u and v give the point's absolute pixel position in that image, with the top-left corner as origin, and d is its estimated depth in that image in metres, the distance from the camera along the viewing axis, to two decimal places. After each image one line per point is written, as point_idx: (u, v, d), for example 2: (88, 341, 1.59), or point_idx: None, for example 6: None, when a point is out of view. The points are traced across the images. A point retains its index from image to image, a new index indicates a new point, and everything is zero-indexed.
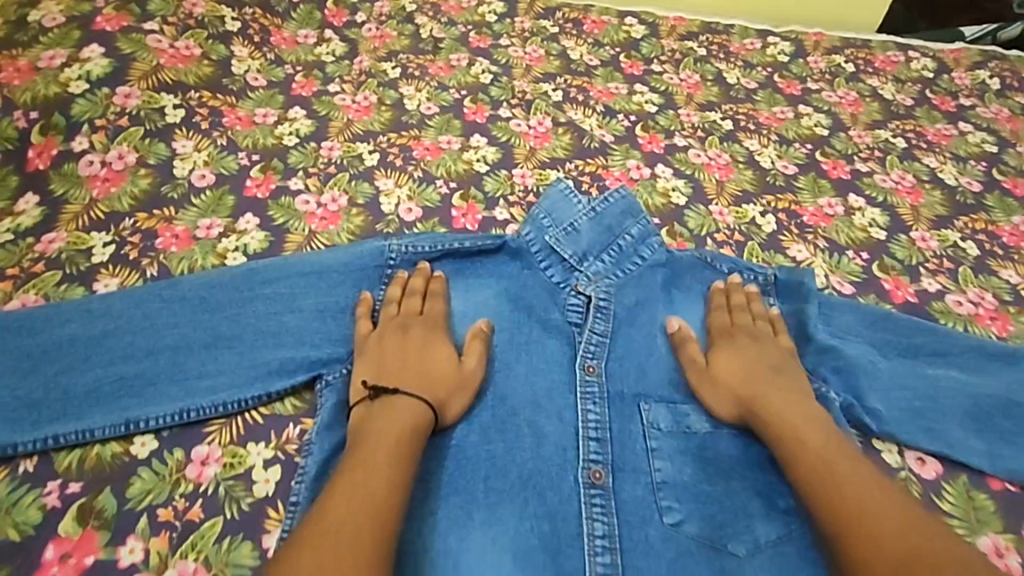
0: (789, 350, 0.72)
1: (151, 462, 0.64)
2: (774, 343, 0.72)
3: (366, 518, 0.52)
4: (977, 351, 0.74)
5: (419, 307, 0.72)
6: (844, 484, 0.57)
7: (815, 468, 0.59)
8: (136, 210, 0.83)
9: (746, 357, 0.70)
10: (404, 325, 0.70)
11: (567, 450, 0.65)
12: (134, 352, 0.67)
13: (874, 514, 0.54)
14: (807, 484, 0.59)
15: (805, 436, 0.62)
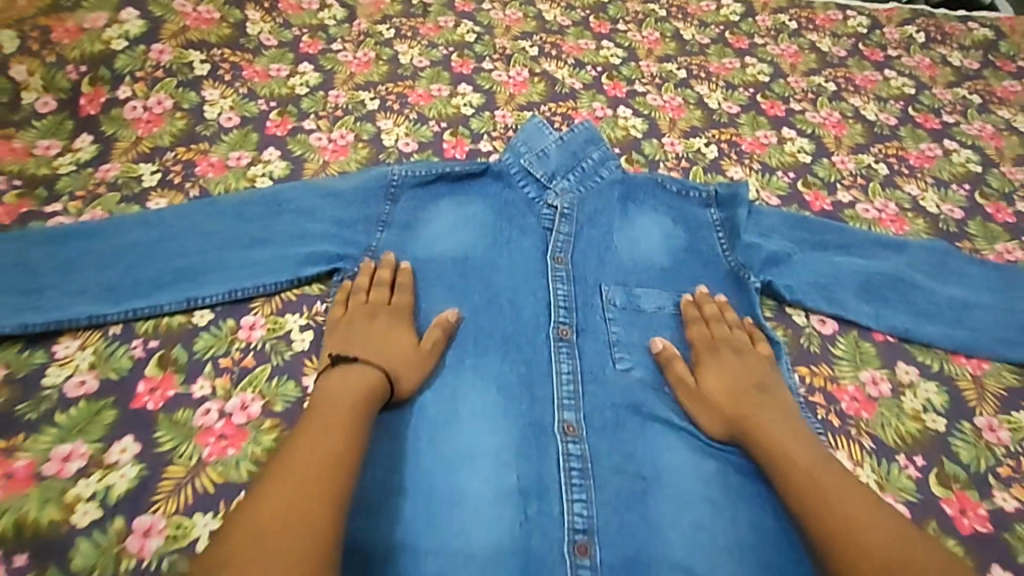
0: (766, 357, 0.77)
1: (210, 328, 0.78)
2: (753, 352, 0.77)
3: (310, 496, 0.54)
4: (872, 243, 0.91)
5: (387, 297, 0.79)
6: (832, 500, 0.59)
7: (802, 486, 0.61)
8: (175, 145, 0.97)
9: (722, 369, 0.74)
10: (372, 312, 0.77)
11: (540, 316, 0.81)
12: (188, 250, 0.82)
13: (861, 527, 0.56)
14: (795, 501, 0.61)
15: (791, 453, 0.64)
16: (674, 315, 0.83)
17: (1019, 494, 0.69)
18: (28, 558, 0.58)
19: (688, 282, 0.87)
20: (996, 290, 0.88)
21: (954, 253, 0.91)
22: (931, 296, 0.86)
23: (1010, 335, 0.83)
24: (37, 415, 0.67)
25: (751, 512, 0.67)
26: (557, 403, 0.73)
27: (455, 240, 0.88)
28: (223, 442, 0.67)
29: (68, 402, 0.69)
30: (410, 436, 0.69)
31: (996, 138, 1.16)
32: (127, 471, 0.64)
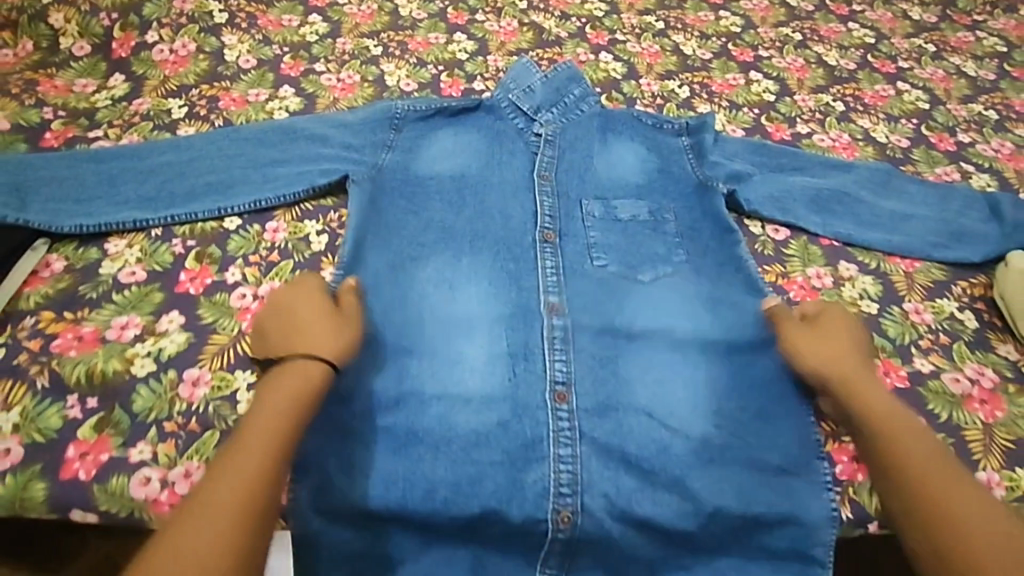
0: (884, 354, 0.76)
1: (238, 233, 0.87)
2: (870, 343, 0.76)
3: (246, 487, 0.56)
4: (822, 164, 1.03)
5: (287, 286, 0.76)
6: (932, 493, 0.63)
7: (913, 475, 0.64)
8: (200, 83, 1.08)
9: (824, 347, 0.75)
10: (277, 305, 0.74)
11: (528, 224, 0.92)
12: (217, 168, 0.93)
13: (958, 521, 0.60)
14: (898, 483, 0.65)
15: (901, 442, 0.66)
16: (645, 223, 0.93)
17: (935, 360, 0.80)
18: (98, 399, 0.70)
19: (659, 197, 0.97)
20: (932, 201, 0.99)
21: (896, 173, 1.02)
22: (872, 207, 0.98)
23: (941, 238, 0.95)
24: (97, 294, 0.78)
25: (706, 374, 0.78)
26: (541, 289, 0.84)
27: (453, 160, 0.99)
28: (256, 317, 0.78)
29: (121, 286, 0.80)
30: (413, 319, 0.81)
31: (946, 81, 1.27)
32: (176, 338, 0.75)
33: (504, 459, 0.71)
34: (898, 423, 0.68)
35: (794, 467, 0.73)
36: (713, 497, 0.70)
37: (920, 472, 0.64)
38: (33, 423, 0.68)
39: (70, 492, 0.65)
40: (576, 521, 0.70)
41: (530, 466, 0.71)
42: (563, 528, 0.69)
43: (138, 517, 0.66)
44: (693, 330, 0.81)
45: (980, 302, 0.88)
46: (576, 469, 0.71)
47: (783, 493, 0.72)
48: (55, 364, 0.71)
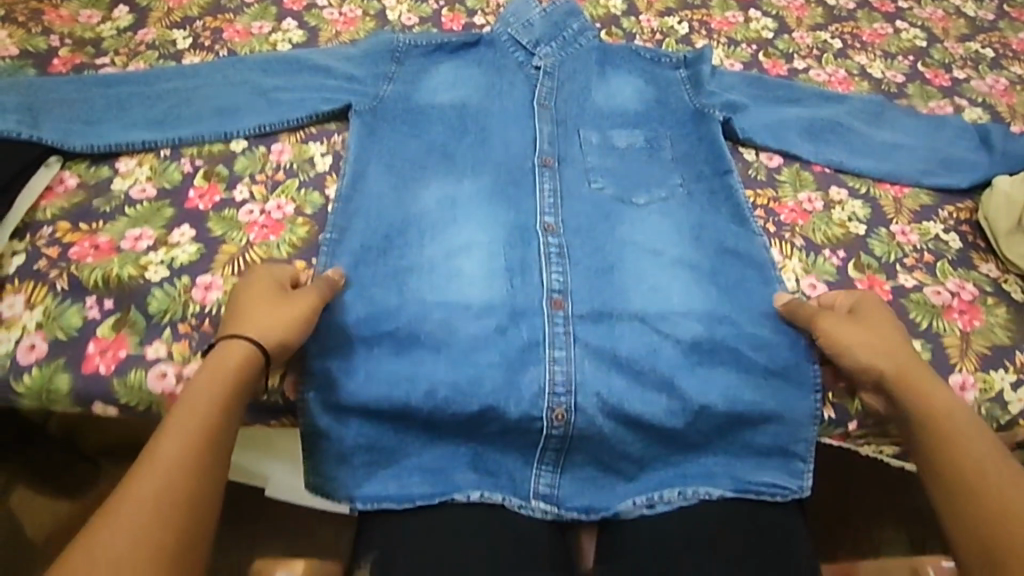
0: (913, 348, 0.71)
1: (244, 154, 0.90)
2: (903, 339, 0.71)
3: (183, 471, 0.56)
4: (818, 96, 1.04)
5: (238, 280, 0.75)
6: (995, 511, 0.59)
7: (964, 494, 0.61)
8: (203, 15, 1.09)
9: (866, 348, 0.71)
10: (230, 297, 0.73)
11: (527, 148, 0.92)
12: (222, 95, 0.94)
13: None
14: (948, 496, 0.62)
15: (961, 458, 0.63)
16: (641, 150, 0.95)
17: (918, 276, 0.84)
18: (114, 301, 0.73)
19: (654, 126, 0.99)
20: (925, 131, 1.01)
21: (890, 105, 1.04)
22: (865, 137, 0.99)
23: (932, 166, 0.97)
24: (110, 207, 0.82)
25: (695, 287, 0.82)
26: (538, 211, 0.85)
27: (455, 91, 0.99)
28: (265, 231, 0.81)
29: (134, 201, 0.83)
30: (414, 236, 0.82)
31: (944, 20, 1.27)
32: (188, 249, 0.78)
33: (503, 362, 0.74)
34: (956, 429, 0.64)
35: (781, 373, 0.77)
36: (701, 396, 0.74)
37: (991, 481, 0.61)
38: (55, 323, 0.72)
39: (90, 385, 0.69)
40: (570, 420, 0.73)
41: (528, 369, 0.74)
42: (558, 425, 0.73)
43: (156, 410, 0.71)
44: (684, 257, 0.84)
45: (966, 225, 0.91)
46: (570, 372, 0.74)
47: (769, 396, 0.75)
48: (74, 269, 0.75)
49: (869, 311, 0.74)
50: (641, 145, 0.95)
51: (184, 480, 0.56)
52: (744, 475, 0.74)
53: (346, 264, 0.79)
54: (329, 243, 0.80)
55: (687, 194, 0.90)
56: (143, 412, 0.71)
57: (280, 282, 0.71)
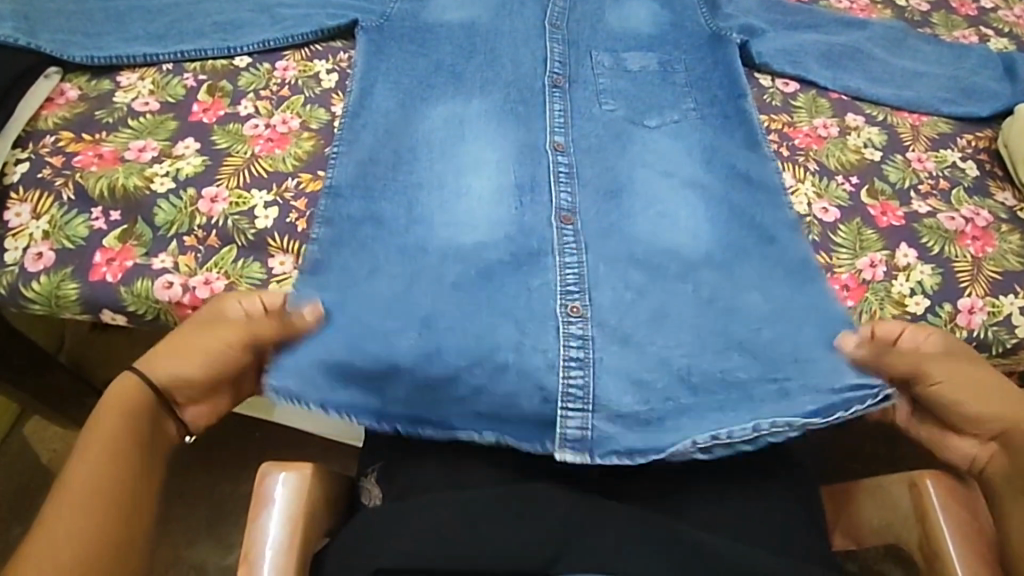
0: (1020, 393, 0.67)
1: (248, 70, 0.87)
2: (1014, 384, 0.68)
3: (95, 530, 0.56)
4: (837, 23, 1.01)
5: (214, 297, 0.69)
6: None
7: None
8: None
9: (995, 393, 0.66)
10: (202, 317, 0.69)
11: (537, 68, 0.90)
12: (223, 8, 0.91)
13: None
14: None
15: None
16: (653, 72, 0.93)
17: (932, 203, 0.83)
18: (121, 212, 0.73)
19: (667, 49, 0.96)
20: (946, 60, 0.98)
21: (913, 34, 1.00)
22: (885, 65, 0.97)
23: (953, 95, 0.94)
24: (114, 119, 0.81)
25: (704, 211, 0.80)
26: (549, 129, 0.84)
27: (466, 9, 0.96)
28: (270, 144, 0.80)
29: (136, 114, 0.81)
30: (422, 155, 0.81)
31: None
32: (193, 160, 0.77)
33: (510, 273, 0.74)
34: None
35: (790, 293, 0.75)
36: (710, 318, 0.73)
37: None
38: (61, 231, 0.72)
39: (98, 293, 0.69)
40: (587, 313, 0.73)
41: (536, 274, 0.74)
42: (576, 320, 0.72)
43: (163, 319, 0.71)
44: (695, 181, 0.82)
45: (983, 154, 0.89)
46: (583, 271, 0.75)
47: (780, 323, 0.73)
48: (79, 177, 0.74)
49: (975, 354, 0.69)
50: (654, 68, 0.94)
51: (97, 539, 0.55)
52: (829, 389, 0.69)
53: (352, 176, 0.78)
54: (335, 157, 0.79)
55: (700, 117, 0.88)
56: (151, 321, 0.71)
57: (248, 312, 0.66)
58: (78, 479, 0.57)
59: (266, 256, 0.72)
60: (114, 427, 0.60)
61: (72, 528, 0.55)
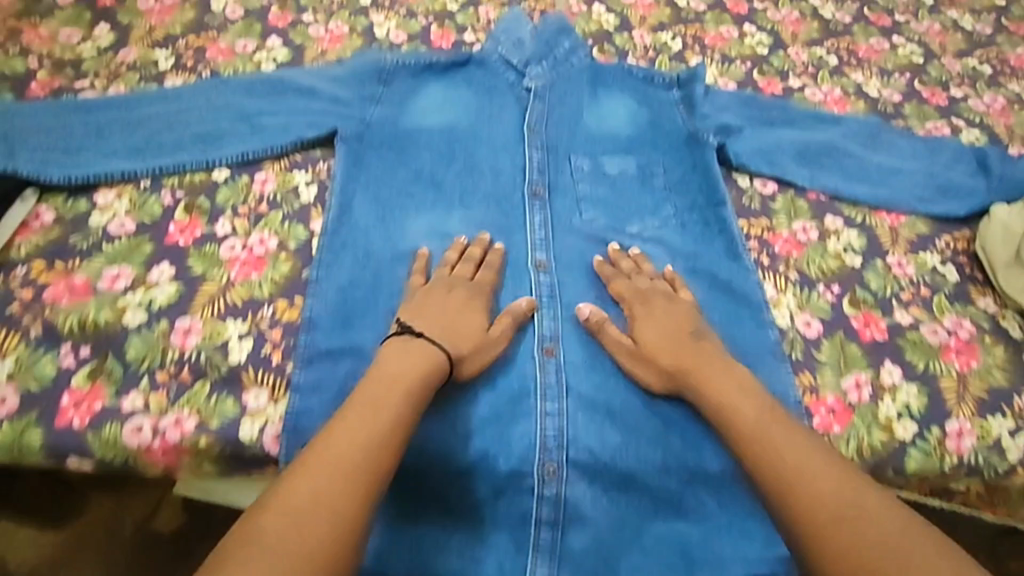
0: (689, 315, 0.77)
1: (227, 184, 0.87)
2: (678, 307, 0.77)
3: (341, 481, 0.55)
4: (814, 119, 1.02)
5: (471, 273, 0.78)
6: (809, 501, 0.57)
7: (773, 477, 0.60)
8: (187, 34, 1.07)
9: (656, 328, 0.75)
10: (451, 284, 0.76)
11: (516, 178, 0.91)
12: (203, 119, 0.92)
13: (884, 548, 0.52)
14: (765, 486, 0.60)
15: (762, 432, 0.63)
16: (632, 177, 0.94)
17: (914, 312, 0.83)
18: (90, 348, 0.71)
19: (644, 151, 0.98)
20: (924, 154, 0.99)
21: (888, 128, 1.02)
22: (865, 161, 0.98)
23: (930, 192, 0.95)
24: (87, 246, 0.79)
25: None
26: (530, 247, 0.84)
27: (445, 115, 0.98)
28: (246, 267, 0.78)
29: (112, 236, 0.80)
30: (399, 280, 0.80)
31: (942, 35, 1.24)
32: (166, 289, 0.75)
33: (496, 403, 0.73)
34: (763, 436, 0.63)
35: None
36: (694, 453, 0.73)
37: (810, 481, 0.58)
38: (28, 372, 0.70)
39: (65, 438, 0.67)
40: (562, 476, 0.70)
41: (521, 417, 0.73)
42: (551, 482, 0.70)
43: (133, 465, 0.68)
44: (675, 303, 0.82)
45: (963, 256, 0.90)
46: (562, 426, 0.72)
47: None
48: (48, 312, 0.73)
49: (683, 351, 0.73)
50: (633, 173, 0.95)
51: (337, 490, 0.54)
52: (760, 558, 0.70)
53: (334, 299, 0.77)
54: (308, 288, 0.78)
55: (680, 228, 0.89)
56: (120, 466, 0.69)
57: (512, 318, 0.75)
58: (346, 460, 0.56)
59: (240, 390, 0.71)
60: (382, 429, 0.59)
61: (309, 495, 0.53)
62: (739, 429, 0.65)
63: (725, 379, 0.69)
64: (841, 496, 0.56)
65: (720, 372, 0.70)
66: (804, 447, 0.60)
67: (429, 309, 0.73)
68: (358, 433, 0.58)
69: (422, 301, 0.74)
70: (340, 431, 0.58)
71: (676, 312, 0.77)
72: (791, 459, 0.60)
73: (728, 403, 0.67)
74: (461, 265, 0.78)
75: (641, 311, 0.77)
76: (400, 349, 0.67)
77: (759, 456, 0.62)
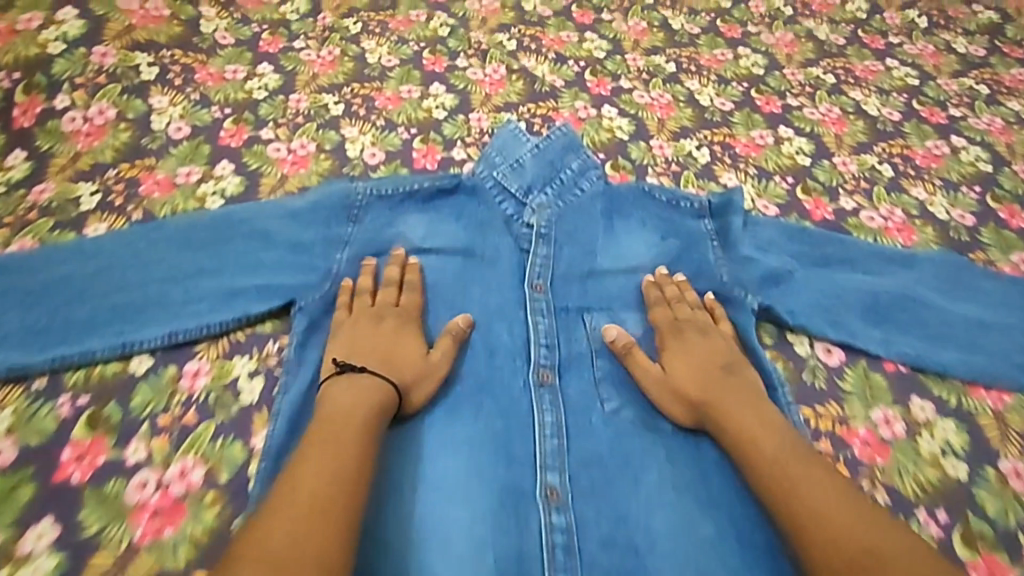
0: (729, 347, 0.75)
1: (147, 379, 0.73)
2: (718, 336, 0.75)
3: (319, 521, 0.53)
4: (875, 256, 0.85)
5: (395, 299, 0.76)
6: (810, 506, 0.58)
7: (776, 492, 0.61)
8: (119, 161, 0.89)
9: (691, 357, 0.73)
10: (379, 315, 0.74)
11: (518, 358, 0.75)
12: (126, 284, 0.75)
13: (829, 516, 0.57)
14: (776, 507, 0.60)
15: (760, 452, 0.64)
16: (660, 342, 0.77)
17: None
18: None
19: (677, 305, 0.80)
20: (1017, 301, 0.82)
21: (967, 267, 0.85)
22: (949, 314, 0.80)
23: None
24: None
25: None
26: (539, 464, 0.68)
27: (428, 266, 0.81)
28: (157, 521, 0.64)
29: None
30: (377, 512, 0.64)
31: (1006, 132, 1.09)
32: (46, 561, 0.61)
33: None
34: (788, 469, 0.61)
35: None
36: None
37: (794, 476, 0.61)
38: None
39: None
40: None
41: None
42: None
43: None
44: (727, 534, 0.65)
45: None
46: None
47: None
48: None
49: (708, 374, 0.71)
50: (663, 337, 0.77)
51: (322, 509, 0.53)
52: None
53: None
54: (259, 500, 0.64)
55: None
56: None
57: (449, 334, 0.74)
58: (323, 488, 0.55)
59: None
60: (355, 440, 0.60)
61: (288, 533, 0.51)
62: (764, 464, 0.63)
63: (746, 406, 0.68)
64: (864, 532, 0.55)
65: (741, 398, 0.69)
66: (815, 478, 0.60)
67: (362, 343, 0.71)
68: (329, 459, 0.58)
69: (356, 336, 0.72)
70: (320, 460, 0.58)
71: (710, 345, 0.74)
72: (805, 493, 0.59)
73: (751, 431, 0.66)
74: (383, 291, 0.76)
75: (676, 345, 0.75)
76: (347, 388, 0.65)
77: (779, 488, 0.61)
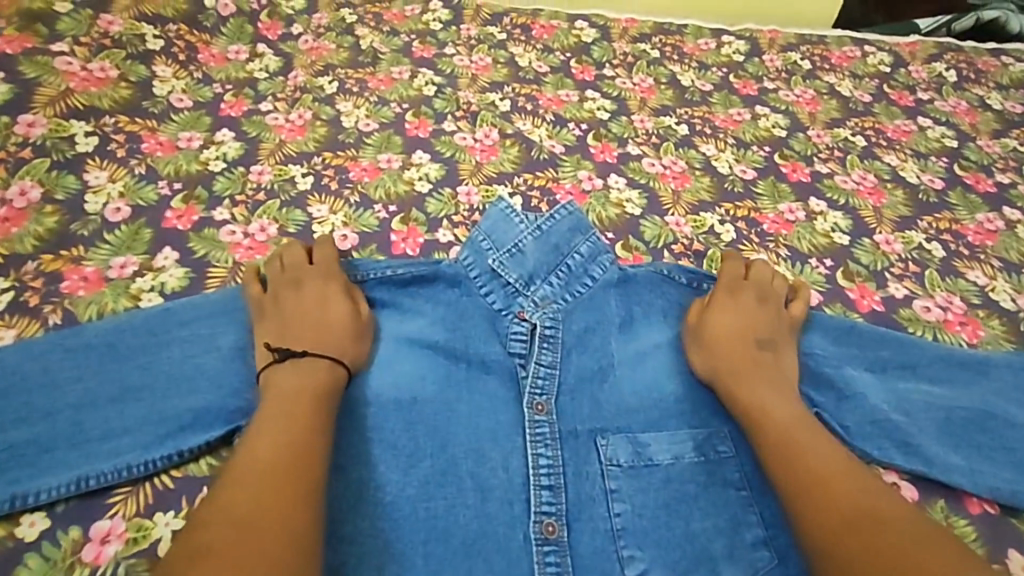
0: (778, 318, 0.71)
1: (41, 546, 0.57)
2: (764, 309, 0.71)
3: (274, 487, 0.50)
4: (945, 360, 0.70)
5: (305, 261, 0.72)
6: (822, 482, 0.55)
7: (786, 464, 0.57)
8: (39, 251, 0.75)
9: (728, 322, 0.69)
10: (296, 283, 0.70)
11: (514, 504, 0.59)
12: (28, 414, 0.60)
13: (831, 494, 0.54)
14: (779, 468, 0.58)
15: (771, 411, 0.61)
16: (691, 470, 0.62)
17: None
18: None
19: (711, 423, 0.65)
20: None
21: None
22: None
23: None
24: None
25: None
26: None
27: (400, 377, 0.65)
28: None
29: None
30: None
31: None
32: None
33: None
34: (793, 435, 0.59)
35: None
36: None
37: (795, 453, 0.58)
38: None
39: None
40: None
41: None
42: None
43: None
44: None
45: None
46: None
47: None
48: None
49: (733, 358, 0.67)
50: (695, 463, 0.62)
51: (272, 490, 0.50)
52: None
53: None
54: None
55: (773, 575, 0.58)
56: None
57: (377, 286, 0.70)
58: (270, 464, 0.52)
59: None
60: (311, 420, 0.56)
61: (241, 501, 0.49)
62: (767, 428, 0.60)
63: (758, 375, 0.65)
64: (863, 496, 0.54)
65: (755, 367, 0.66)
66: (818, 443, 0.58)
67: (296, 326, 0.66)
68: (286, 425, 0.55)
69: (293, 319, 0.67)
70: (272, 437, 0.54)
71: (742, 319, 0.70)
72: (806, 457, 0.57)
73: (767, 394, 0.63)
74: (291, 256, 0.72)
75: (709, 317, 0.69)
76: (294, 370, 0.61)
77: (781, 453, 0.58)
